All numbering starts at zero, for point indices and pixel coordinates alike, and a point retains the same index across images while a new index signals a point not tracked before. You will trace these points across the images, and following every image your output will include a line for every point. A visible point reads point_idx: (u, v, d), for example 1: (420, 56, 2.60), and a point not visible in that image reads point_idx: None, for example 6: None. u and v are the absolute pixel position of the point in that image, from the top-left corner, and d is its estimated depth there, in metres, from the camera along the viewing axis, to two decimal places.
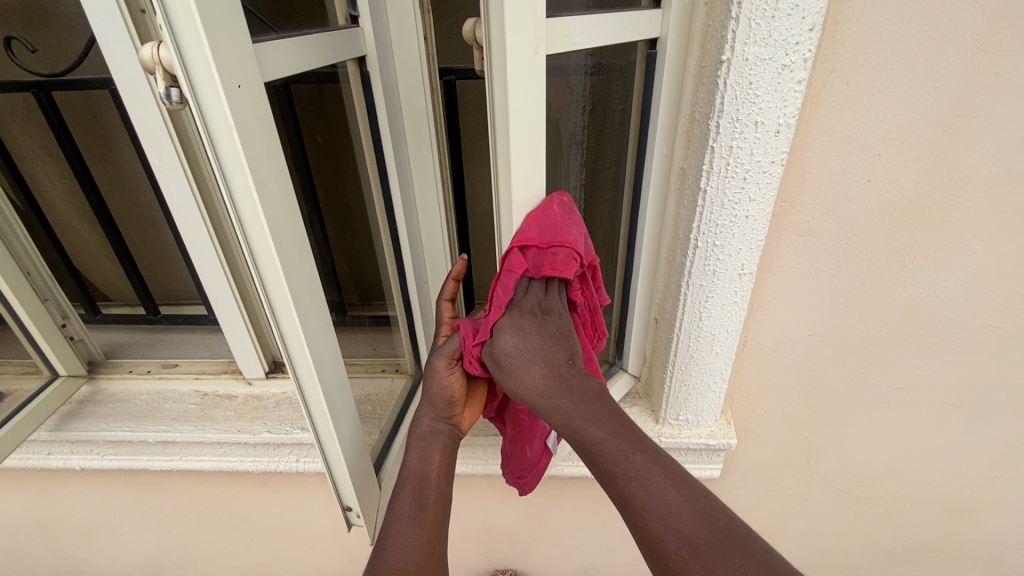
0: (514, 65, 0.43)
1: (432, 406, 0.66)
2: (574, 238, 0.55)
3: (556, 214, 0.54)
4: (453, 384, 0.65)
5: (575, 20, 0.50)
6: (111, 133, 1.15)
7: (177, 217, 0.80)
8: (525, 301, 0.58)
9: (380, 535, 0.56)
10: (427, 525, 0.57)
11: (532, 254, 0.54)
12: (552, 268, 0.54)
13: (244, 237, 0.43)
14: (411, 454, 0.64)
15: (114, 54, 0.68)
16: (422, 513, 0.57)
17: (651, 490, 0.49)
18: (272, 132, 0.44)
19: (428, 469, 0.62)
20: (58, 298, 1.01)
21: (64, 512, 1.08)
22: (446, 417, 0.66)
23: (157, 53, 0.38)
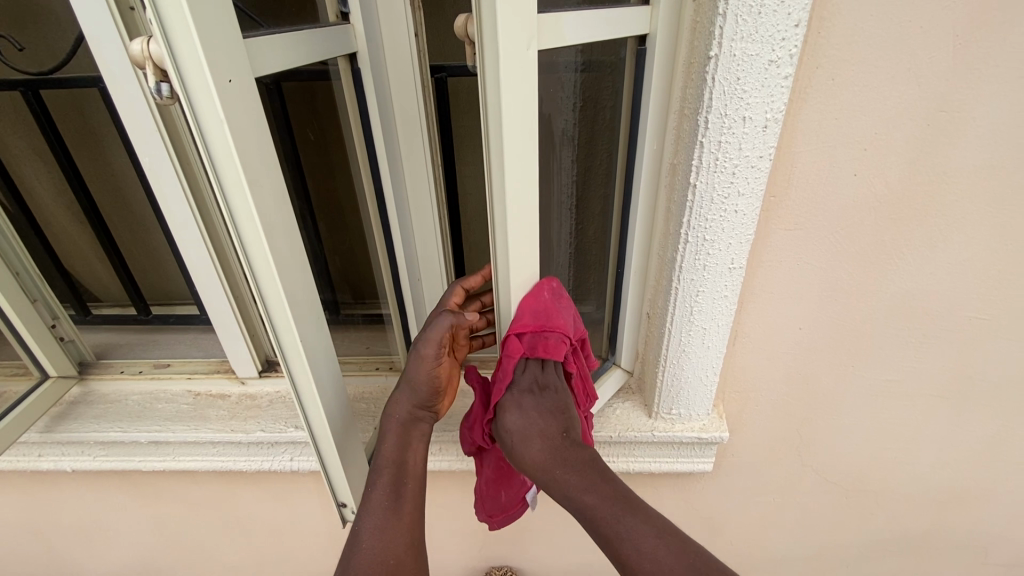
0: (507, 59, 0.43)
1: (414, 391, 0.62)
2: (564, 321, 0.61)
3: (546, 300, 0.59)
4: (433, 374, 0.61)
5: (566, 17, 0.50)
6: (100, 132, 1.14)
7: (168, 215, 0.80)
8: (523, 379, 0.61)
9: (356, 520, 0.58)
10: (395, 520, 0.58)
11: (528, 338, 0.58)
12: (545, 350, 0.59)
13: (236, 233, 0.43)
14: (387, 439, 0.62)
15: (103, 52, 0.68)
16: (399, 505, 0.59)
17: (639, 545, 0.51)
18: (262, 127, 0.44)
19: (403, 461, 0.62)
20: (48, 298, 1.00)
21: (56, 515, 1.07)
22: (427, 406, 0.63)
23: (147, 48, 0.38)
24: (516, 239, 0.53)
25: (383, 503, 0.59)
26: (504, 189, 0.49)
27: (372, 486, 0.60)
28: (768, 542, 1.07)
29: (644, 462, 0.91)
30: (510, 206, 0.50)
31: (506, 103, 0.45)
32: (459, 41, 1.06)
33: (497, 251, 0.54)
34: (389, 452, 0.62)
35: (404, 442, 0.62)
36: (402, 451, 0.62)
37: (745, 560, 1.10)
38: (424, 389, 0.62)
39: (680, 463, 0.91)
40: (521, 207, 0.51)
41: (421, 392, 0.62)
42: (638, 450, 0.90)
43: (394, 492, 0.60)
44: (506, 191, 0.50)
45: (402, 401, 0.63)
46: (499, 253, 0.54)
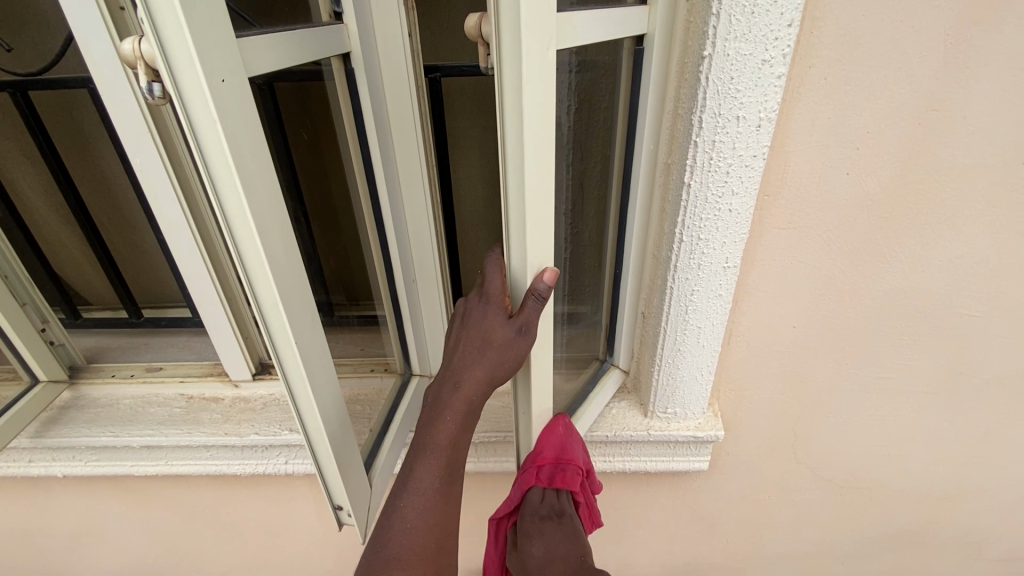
0: (531, 57, 0.42)
1: (498, 378, 0.57)
2: (576, 453, 0.70)
3: (560, 434, 0.69)
4: (506, 363, 0.56)
5: (579, 17, 0.49)
6: (90, 133, 1.12)
7: (160, 217, 0.79)
8: (541, 506, 0.70)
9: (398, 502, 0.58)
10: (444, 500, 0.59)
11: (546, 469, 0.68)
12: (562, 482, 0.69)
13: (230, 235, 0.43)
14: (446, 423, 0.59)
15: (94, 52, 0.67)
16: (449, 490, 0.60)
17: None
18: (257, 128, 0.43)
19: (462, 443, 0.61)
20: (37, 302, 0.98)
21: (47, 521, 1.06)
22: (489, 391, 0.59)
23: (138, 48, 0.37)
24: (532, 246, 0.52)
25: (438, 487, 0.59)
26: (515, 193, 0.48)
27: (423, 469, 0.59)
28: (765, 540, 1.07)
29: (640, 461, 0.92)
30: (527, 209, 0.49)
31: (528, 105, 0.44)
32: (453, 43, 1.07)
33: (512, 253, 0.53)
34: (447, 437, 0.59)
35: (466, 423, 0.60)
36: (461, 433, 0.60)
37: (741, 558, 1.11)
38: (509, 374, 0.58)
39: (676, 462, 0.92)
40: (536, 212, 0.50)
41: (504, 377, 0.58)
42: (635, 449, 0.90)
43: (449, 475, 0.60)
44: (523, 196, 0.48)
45: (477, 386, 0.58)
46: (516, 256, 0.53)
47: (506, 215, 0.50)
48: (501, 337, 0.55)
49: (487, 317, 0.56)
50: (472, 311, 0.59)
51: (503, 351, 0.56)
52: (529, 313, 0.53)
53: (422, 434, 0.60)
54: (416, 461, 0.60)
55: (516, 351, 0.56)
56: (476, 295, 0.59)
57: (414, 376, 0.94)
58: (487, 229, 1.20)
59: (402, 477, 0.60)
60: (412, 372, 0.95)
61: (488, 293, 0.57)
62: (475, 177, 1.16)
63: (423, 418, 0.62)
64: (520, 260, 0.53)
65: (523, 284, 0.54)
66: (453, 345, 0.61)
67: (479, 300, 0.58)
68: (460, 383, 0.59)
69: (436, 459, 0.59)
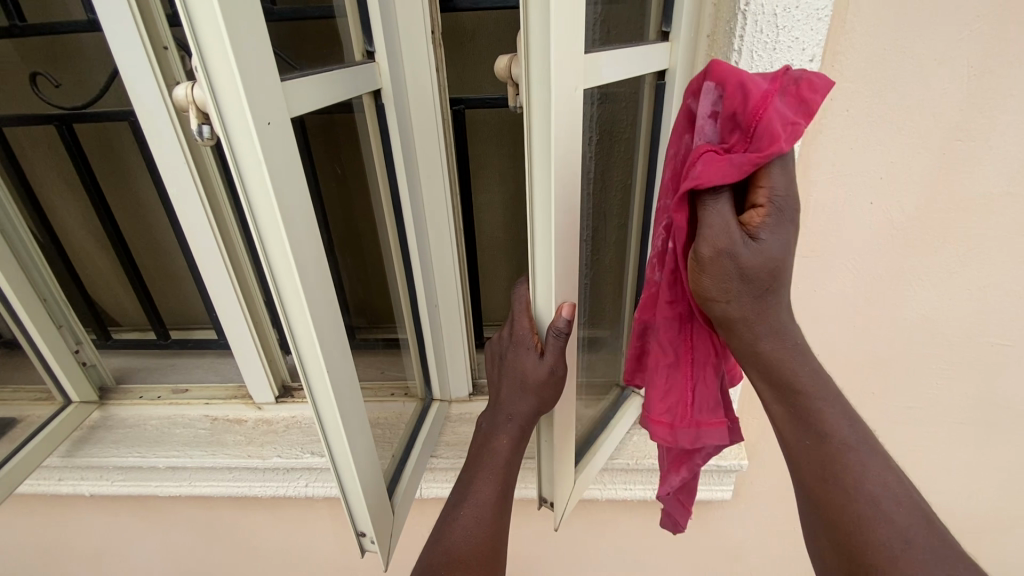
0: (560, 100, 0.43)
1: (543, 411, 0.58)
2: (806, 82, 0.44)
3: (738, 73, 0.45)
4: (545, 390, 0.57)
5: (603, 58, 0.50)
6: (128, 162, 1.16)
7: (192, 243, 0.82)
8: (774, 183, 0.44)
9: (447, 512, 0.58)
10: (499, 525, 0.58)
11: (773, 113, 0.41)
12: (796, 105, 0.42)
13: (269, 266, 0.44)
14: (502, 442, 0.60)
15: (138, 90, 0.70)
16: (503, 515, 0.58)
17: (919, 553, 0.45)
18: (298, 164, 0.45)
19: (516, 463, 0.61)
20: (73, 324, 1.02)
21: (74, 540, 1.07)
22: (534, 420, 0.59)
23: (191, 93, 0.40)
24: (560, 280, 0.52)
25: (495, 507, 0.58)
26: (549, 226, 0.49)
27: (481, 484, 0.58)
28: (793, 571, 1.04)
29: None
30: (559, 240, 0.50)
31: (559, 144, 0.45)
32: (479, 74, 1.07)
33: (538, 287, 0.53)
34: (499, 468, 0.59)
35: (515, 455, 0.60)
36: (511, 464, 0.60)
37: None
38: (549, 407, 0.58)
39: (699, 492, 0.90)
40: (566, 244, 0.51)
41: (550, 408, 0.59)
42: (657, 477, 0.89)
43: (504, 495, 0.59)
44: (553, 229, 0.49)
45: (526, 419, 0.59)
46: (541, 290, 0.53)
47: (531, 247, 0.51)
48: (535, 375, 0.56)
49: (520, 356, 0.57)
50: (508, 347, 0.59)
51: (544, 388, 0.56)
52: (556, 352, 0.54)
53: (480, 457, 0.60)
54: (464, 493, 0.59)
55: (555, 386, 0.56)
56: (508, 333, 0.60)
57: (435, 401, 0.97)
58: (507, 254, 1.22)
59: (453, 505, 0.59)
60: (432, 397, 0.97)
61: (516, 333, 0.58)
62: (497, 203, 1.18)
63: (475, 450, 0.62)
64: (545, 295, 0.53)
65: (547, 321, 0.54)
66: (495, 382, 0.62)
67: (510, 339, 0.59)
68: (509, 416, 0.59)
69: (488, 489, 0.58)
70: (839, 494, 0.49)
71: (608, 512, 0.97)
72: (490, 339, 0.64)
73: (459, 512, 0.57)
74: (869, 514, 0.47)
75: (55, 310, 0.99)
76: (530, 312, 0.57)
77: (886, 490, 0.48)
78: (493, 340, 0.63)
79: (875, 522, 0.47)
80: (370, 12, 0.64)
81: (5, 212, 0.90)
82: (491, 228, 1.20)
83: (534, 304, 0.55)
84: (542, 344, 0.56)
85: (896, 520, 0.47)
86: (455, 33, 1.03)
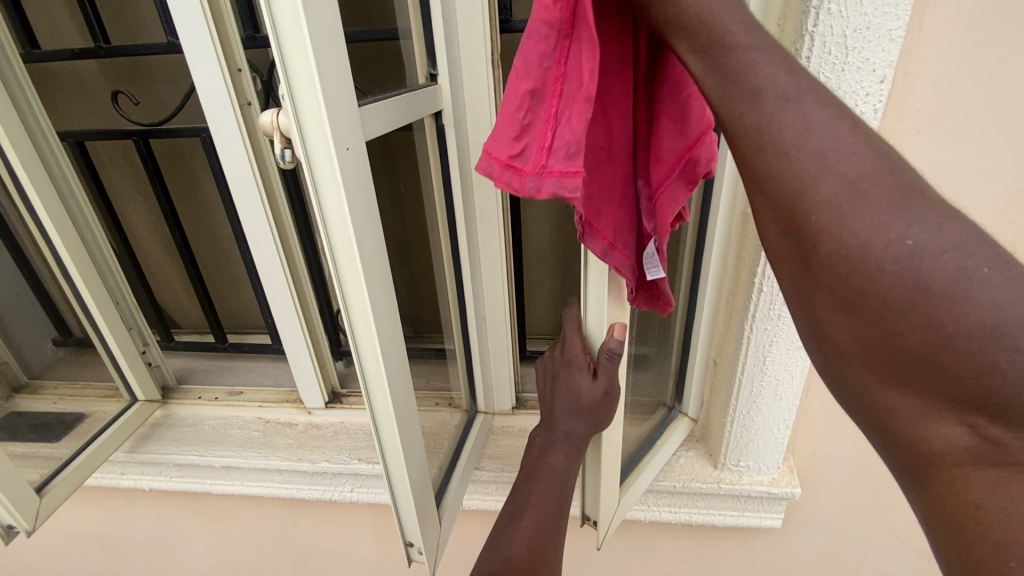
0: None
1: (598, 429, 0.58)
2: None
3: None
4: (601, 407, 0.56)
5: None
6: (197, 174, 1.22)
7: (255, 253, 0.86)
8: None
9: (502, 519, 0.60)
10: (552, 537, 0.59)
11: None
12: None
13: (340, 282, 0.46)
14: (557, 455, 0.60)
15: (213, 108, 0.74)
16: (559, 525, 0.60)
17: (908, 235, 0.30)
18: (369, 186, 0.46)
19: (573, 477, 0.61)
20: (141, 326, 1.08)
21: (132, 532, 1.13)
22: (589, 437, 0.59)
23: (276, 120, 0.42)
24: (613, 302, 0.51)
25: (549, 518, 0.59)
26: None
27: (538, 496, 0.60)
28: None
29: (708, 514, 0.88)
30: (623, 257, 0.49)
31: None
32: None
33: (586, 305, 0.53)
34: (556, 482, 0.60)
35: (571, 470, 0.61)
36: (566, 478, 0.61)
37: None
38: (603, 428, 0.58)
39: (747, 518, 0.88)
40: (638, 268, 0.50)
41: (607, 424, 0.58)
42: (702, 502, 0.87)
43: (560, 509, 0.60)
44: None
45: (582, 436, 0.59)
46: (591, 309, 0.53)
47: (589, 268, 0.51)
48: (590, 395, 0.56)
49: (573, 376, 0.57)
50: (560, 366, 0.60)
51: (598, 408, 0.56)
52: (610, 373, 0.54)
53: (537, 470, 0.61)
54: (522, 504, 0.60)
55: (609, 405, 0.56)
56: (560, 350, 0.60)
57: (479, 413, 0.98)
58: (552, 268, 1.22)
59: (510, 515, 0.60)
60: (477, 408, 0.98)
61: (569, 353, 0.58)
62: (545, 218, 1.18)
63: (530, 463, 0.63)
64: (595, 314, 0.53)
65: (598, 341, 0.54)
66: (548, 399, 0.63)
67: (562, 356, 0.59)
68: (566, 434, 0.60)
69: (546, 501, 0.60)
70: (787, 186, 0.34)
71: (650, 534, 0.95)
72: (544, 354, 0.64)
73: (519, 521, 0.59)
74: (831, 203, 0.32)
75: (125, 312, 1.05)
76: (582, 331, 0.57)
77: (861, 163, 0.32)
78: (544, 356, 0.65)
79: (843, 225, 0.32)
80: (434, 38, 0.66)
81: (86, 220, 0.97)
82: (538, 243, 1.21)
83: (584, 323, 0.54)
84: (594, 364, 0.56)
85: (871, 198, 0.32)
86: (510, 53, 1.05)
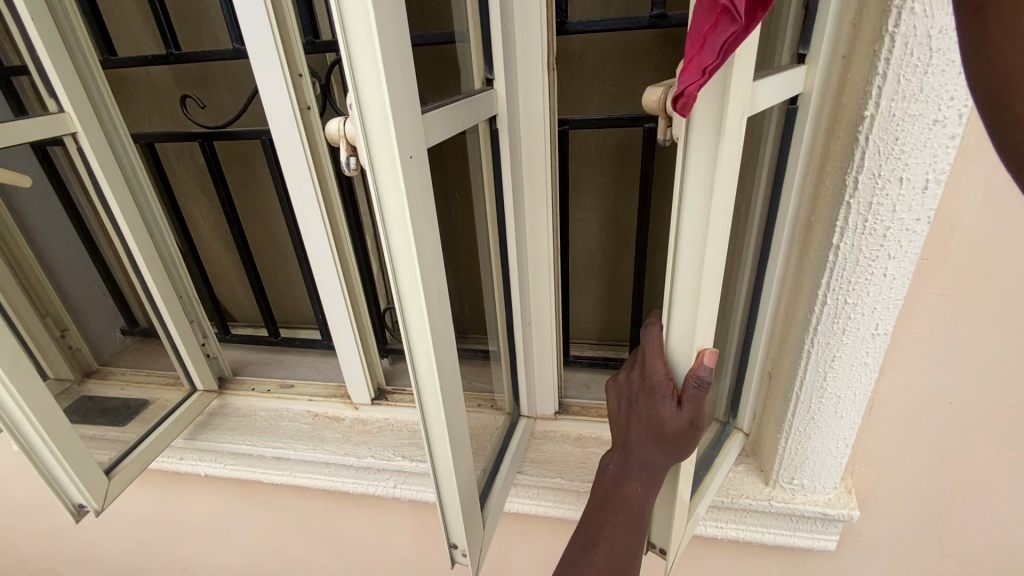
0: (730, 122, 0.40)
1: (680, 460, 0.55)
2: None
3: None
4: (686, 435, 0.53)
5: (757, 87, 0.47)
6: (255, 173, 1.27)
7: (310, 252, 0.89)
8: None
9: (576, 550, 0.59)
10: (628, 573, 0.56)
11: None
12: None
13: (396, 288, 0.47)
14: (634, 486, 0.58)
15: (276, 114, 0.77)
16: (634, 561, 0.57)
17: None
18: (430, 195, 0.47)
19: (649, 508, 0.58)
20: (202, 320, 1.14)
21: (188, 515, 1.19)
22: (669, 465, 0.56)
23: (343, 129, 0.43)
24: (694, 322, 0.49)
25: (625, 553, 0.57)
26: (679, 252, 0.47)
27: (612, 529, 0.58)
28: None
29: (757, 532, 0.85)
30: (690, 269, 0.47)
31: (713, 177, 0.42)
32: (582, 93, 1.07)
33: (673, 326, 0.51)
34: (631, 513, 0.58)
35: (647, 503, 0.58)
36: (644, 511, 0.58)
37: None
38: (686, 457, 0.56)
39: (799, 538, 0.84)
40: (710, 282, 0.47)
41: (690, 453, 0.55)
42: (751, 519, 0.84)
43: (635, 541, 0.58)
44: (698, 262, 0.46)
45: (661, 467, 0.56)
46: (678, 333, 0.51)
47: (668, 285, 0.49)
48: (673, 425, 0.53)
49: (654, 403, 0.54)
50: (638, 391, 0.57)
51: (681, 438, 0.54)
52: (696, 401, 0.51)
53: (611, 499, 0.59)
54: (595, 536, 0.58)
55: (693, 434, 0.53)
56: (637, 374, 0.58)
57: (522, 417, 0.98)
58: (600, 272, 1.21)
59: (583, 546, 0.59)
60: (521, 412, 0.98)
61: (650, 379, 0.54)
62: (594, 222, 1.17)
63: (604, 493, 0.61)
64: (681, 336, 0.51)
65: (684, 366, 0.52)
66: (623, 423, 0.60)
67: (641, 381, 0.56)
68: (643, 464, 0.57)
69: (622, 535, 0.57)
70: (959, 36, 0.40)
71: (693, 548, 0.93)
72: (618, 375, 0.62)
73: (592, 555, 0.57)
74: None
75: (188, 304, 1.11)
76: (664, 355, 0.54)
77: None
78: (618, 377, 0.62)
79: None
80: (491, 43, 0.66)
81: (154, 217, 1.02)
82: (585, 247, 1.19)
83: (670, 347, 0.52)
84: (679, 391, 0.53)
85: None
86: (563, 55, 1.04)
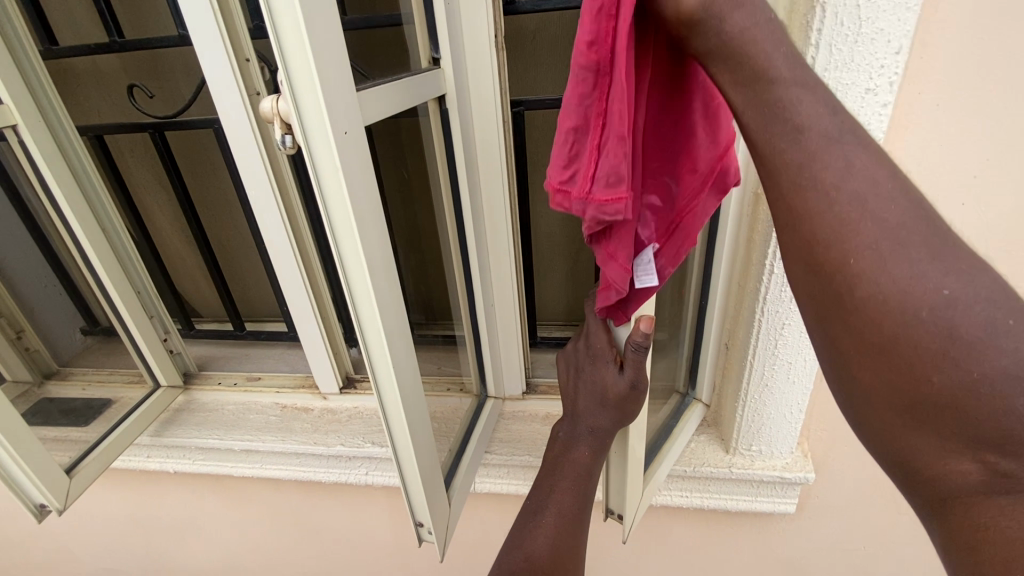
0: None
1: (623, 424, 0.57)
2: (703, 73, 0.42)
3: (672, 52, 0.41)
4: (629, 399, 0.55)
5: None
6: (213, 164, 1.25)
7: (267, 239, 0.87)
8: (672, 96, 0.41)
9: (525, 515, 0.60)
10: (577, 537, 0.58)
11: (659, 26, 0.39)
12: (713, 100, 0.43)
13: (342, 266, 0.47)
14: (582, 451, 0.59)
15: (224, 100, 0.76)
16: (581, 523, 0.59)
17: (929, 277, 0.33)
18: (369, 171, 0.46)
19: (597, 472, 0.60)
20: (162, 315, 1.12)
21: (159, 513, 1.17)
22: (614, 429, 0.58)
23: (277, 106, 0.43)
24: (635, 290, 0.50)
25: (572, 515, 0.58)
26: None
27: (561, 493, 0.59)
28: None
29: (719, 499, 0.88)
30: None
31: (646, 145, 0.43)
32: (539, 75, 1.07)
33: None
34: (578, 477, 0.59)
35: (594, 467, 0.59)
36: (591, 475, 0.59)
37: None
38: (629, 421, 0.57)
39: (760, 503, 0.87)
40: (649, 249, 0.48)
41: (633, 417, 0.57)
42: (713, 486, 0.87)
43: (583, 504, 0.59)
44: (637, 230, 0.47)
45: (606, 431, 0.58)
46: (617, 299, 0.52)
47: None
48: (616, 390, 0.54)
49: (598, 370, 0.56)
50: (585, 360, 0.58)
51: (625, 402, 0.55)
52: (638, 365, 0.52)
53: (560, 465, 0.60)
54: (544, 501, 0.59)
55: (636, 399, 0.55)
56: (584, 343, 0.59)
57: (490, 398, 0.99)
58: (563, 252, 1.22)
59: (532, 511, 0.59)
60: (488, 393, 0.99)
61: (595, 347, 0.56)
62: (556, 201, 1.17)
63: (553, 460, 0.62)
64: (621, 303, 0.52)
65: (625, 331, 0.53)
66: (570, 392, 0.62)
67: (587, 350, 0.58)
68: (590, 429, 0.58)
69: (569, 499, 0.59)
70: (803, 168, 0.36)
71: (661, 518, 0.96)
72: (567, 347, 0.63)
73: (541, 518, 0.58)
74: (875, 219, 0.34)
75: (146, 299, 1.08)
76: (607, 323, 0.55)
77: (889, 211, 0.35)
78: (567, 348, 0.63)
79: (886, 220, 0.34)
80: (436, 24, 0.66)
81: (106, 211, 0.99)
82: (547, 227, 1.21)
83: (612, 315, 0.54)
84: (621, 356, 0.55)
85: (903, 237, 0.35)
86: (518, 35, 1.04)
